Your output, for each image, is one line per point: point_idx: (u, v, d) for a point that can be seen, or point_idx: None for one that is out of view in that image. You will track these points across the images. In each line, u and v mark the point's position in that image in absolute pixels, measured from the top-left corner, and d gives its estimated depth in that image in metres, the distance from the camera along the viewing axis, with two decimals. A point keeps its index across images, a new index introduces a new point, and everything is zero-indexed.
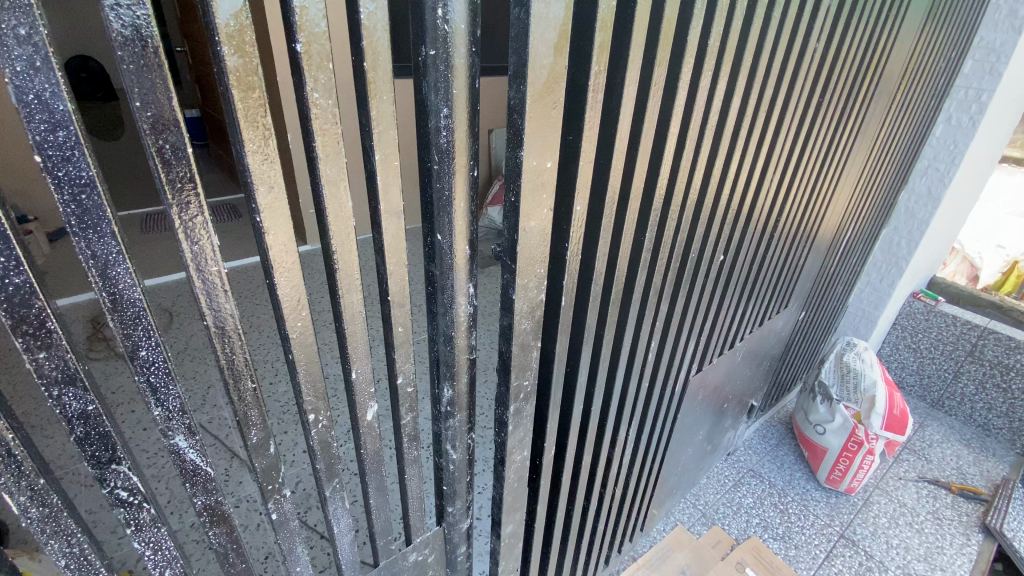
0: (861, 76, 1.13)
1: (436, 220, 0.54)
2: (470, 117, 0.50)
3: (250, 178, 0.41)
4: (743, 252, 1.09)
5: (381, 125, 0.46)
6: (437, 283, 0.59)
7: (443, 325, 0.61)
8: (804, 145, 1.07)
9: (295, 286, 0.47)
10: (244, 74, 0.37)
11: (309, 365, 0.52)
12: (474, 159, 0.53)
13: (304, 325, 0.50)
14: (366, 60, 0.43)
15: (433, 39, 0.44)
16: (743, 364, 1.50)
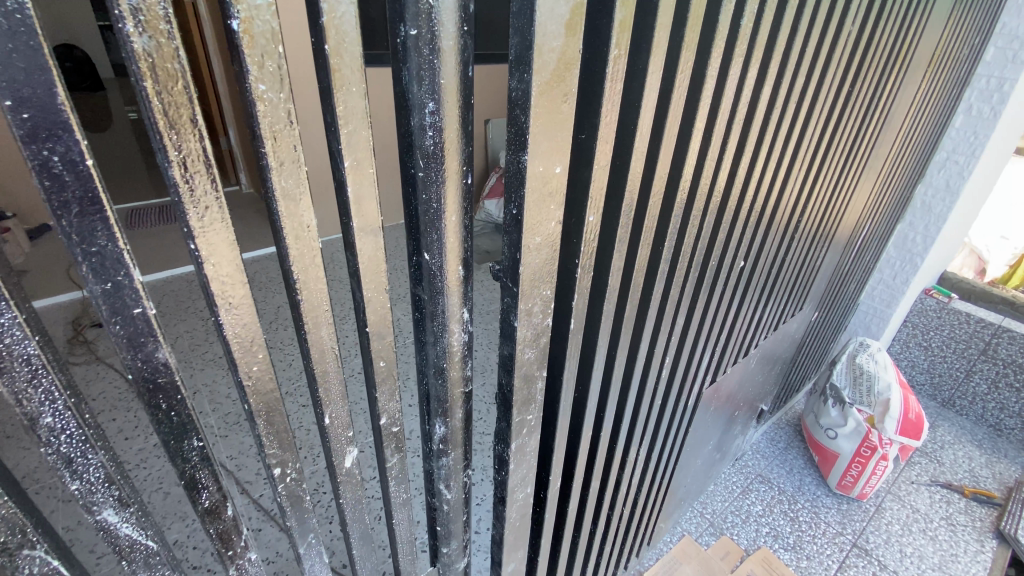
0: (891, 62, 1.04)
1: (423, 238, 0.45)
2: (462, 112, 0.41)
3: (179, 198, 0.32)
4: (763, 255, 1.00)
5: (349, 123, 0.37)
6: (425, 308, 0.50)
7: (433, 356, 0.52)
8: (832, 138, 0.98)
9: (245, 323, 0.39)
10: (160, 60, 0.28)
11: (272, 411, 0.44)
12: (468, 164, 0.44)
13: (262, 369, 0.41)
14: (328, 42, 0.33)
15: (414, 16, 0.35)
16: (756, 370, 1.43)
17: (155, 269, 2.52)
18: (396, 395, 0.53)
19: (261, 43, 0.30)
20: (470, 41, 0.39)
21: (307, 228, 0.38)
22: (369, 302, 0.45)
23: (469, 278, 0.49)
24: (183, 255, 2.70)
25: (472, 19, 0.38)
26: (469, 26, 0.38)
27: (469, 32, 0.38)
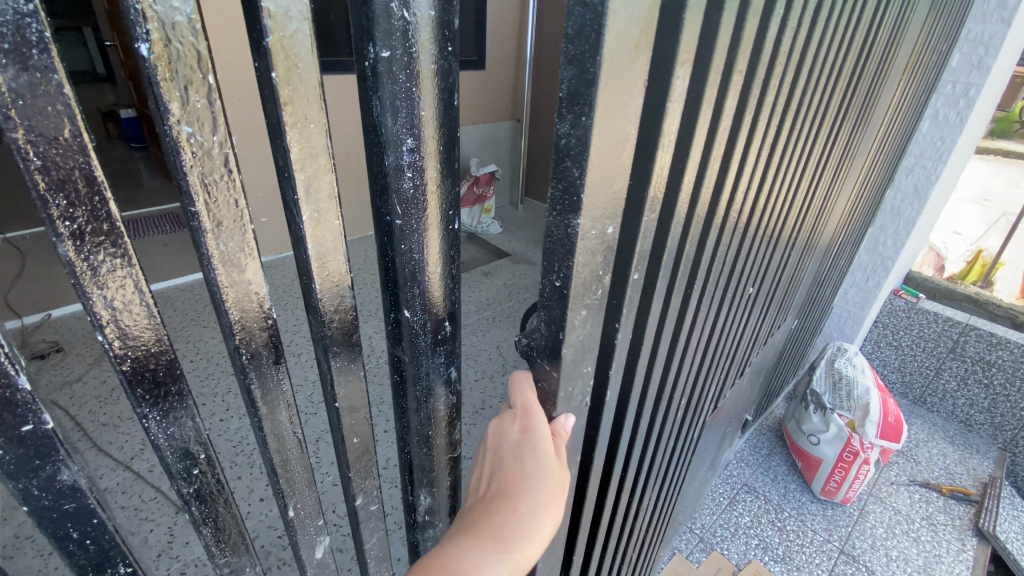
0: (875, 70, 1.03)
1: (402, 292, 0.38)
2: (446, 147, 0.34)
3: (82, 284, 0.25)
4: (769, 275, 0.97)
5: (306, 167, 0.29)
6: (405, 371, 0.42)
7: (416, 424, 0.45)
8: (823, 150, 0.96)
9: (177, 415, 0.33)
10: (38, 110, 0.21)
11: (217, 512, 0.38)
12: (453, 204, 0.37)
13: (202, 467, 0.36)
14: (277, 71, 0.26)
15: (384, 32, 0.28)
16: (748, 382, 1.40)
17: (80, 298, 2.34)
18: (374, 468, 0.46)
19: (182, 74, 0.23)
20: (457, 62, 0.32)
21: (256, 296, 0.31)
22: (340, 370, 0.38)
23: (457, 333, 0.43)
24: None
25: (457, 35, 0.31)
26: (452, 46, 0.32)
27: (452, 52, 0.31)
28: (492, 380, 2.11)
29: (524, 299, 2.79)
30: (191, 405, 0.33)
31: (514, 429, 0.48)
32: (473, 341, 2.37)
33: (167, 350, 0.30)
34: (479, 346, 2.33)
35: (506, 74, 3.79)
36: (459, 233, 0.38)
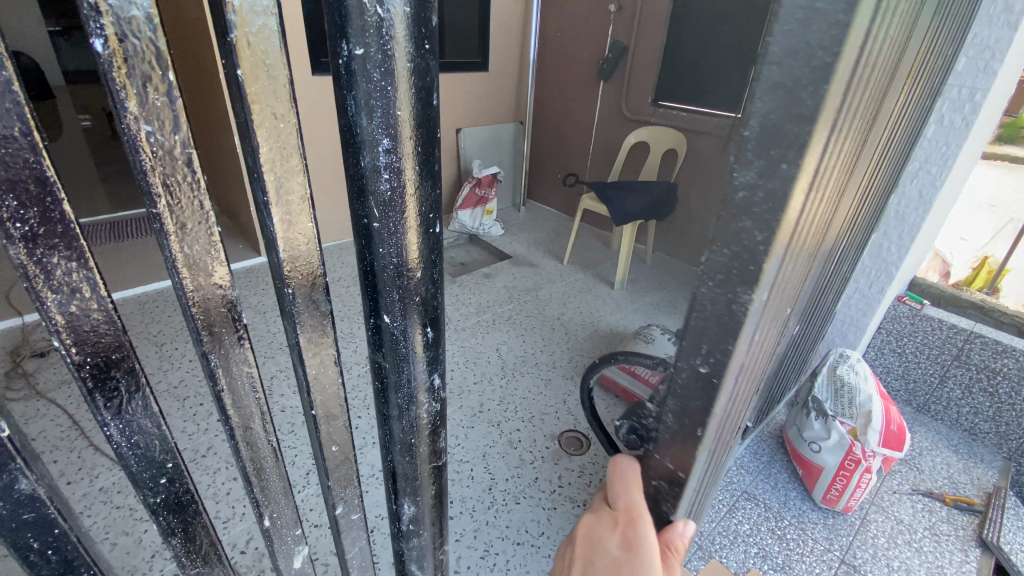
0: None
1: (380, 297, 0.37)
2: (425, 148, 0.33)
3: (53, 305, 0.34)
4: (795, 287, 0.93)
5: (276, 169, 0.29)
6: (387, 378, 0.41)
7: (398, 433, 0.44)
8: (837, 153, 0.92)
9: (141, 407, 0.41)
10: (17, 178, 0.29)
11: (183, 497, 0.46)
12: (432, 209, 0.36)
13: (165, 454, 0.43)
14: (242, 72, 0.26)
15: (359, 29, 0.27)
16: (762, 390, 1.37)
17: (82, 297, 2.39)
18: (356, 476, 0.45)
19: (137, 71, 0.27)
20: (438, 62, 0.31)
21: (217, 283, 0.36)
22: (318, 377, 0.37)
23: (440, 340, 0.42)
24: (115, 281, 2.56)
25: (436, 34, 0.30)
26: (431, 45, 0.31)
27: (430, 52, 0.30)
28: (491, 383, 2.10)
29: (524, 301, 2.79)
30: (148, 401, 0.41)
31: (616, 542, 0.51)
32: (472, 343, 2.36)
33: (124, 354, 0.38)
34: (479, 348, 2.32)
35: (508, 75, 3.79)
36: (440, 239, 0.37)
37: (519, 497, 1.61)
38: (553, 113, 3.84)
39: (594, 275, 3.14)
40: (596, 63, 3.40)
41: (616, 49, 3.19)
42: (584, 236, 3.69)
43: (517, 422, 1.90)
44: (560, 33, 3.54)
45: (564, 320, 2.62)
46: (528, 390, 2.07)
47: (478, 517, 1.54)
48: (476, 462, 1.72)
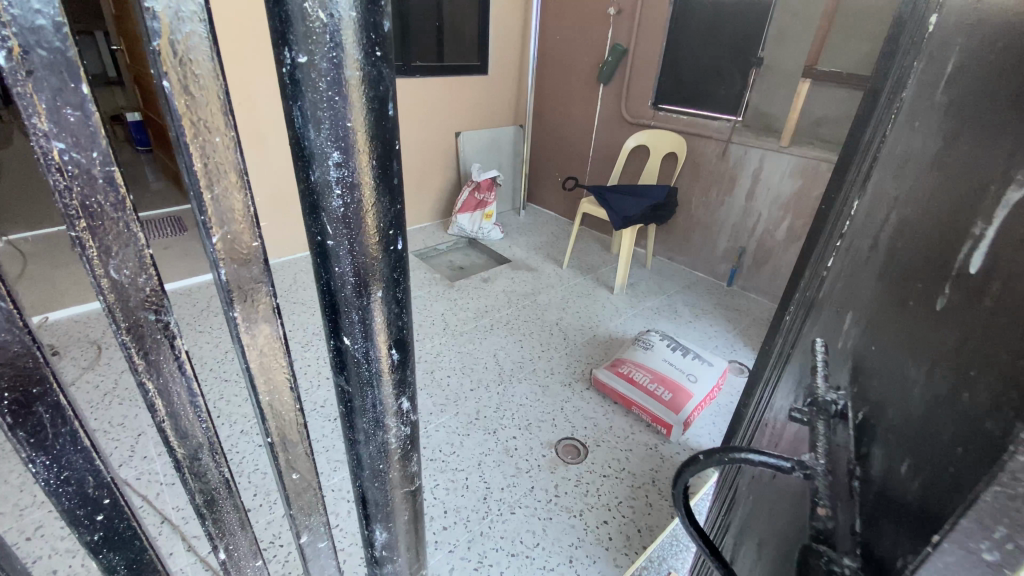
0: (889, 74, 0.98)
1: (340, 318, 0.34)
2: (383, 162, 0.31)
3: None
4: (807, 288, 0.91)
5: (212, 174, 0.34)
6: (352, 402, 0.39)
7: (366, 459, 0.42)
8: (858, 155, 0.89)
9: (71, 438, 0.43)
10: None
11: (121, 529, 0.49)
12: (393, 225, 0.33)
13: (98, 487, 0.46)
14: (169, 82, 0.30)
15: (302, 36, 0.25)
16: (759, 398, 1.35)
17: (77, 302, 2.38)
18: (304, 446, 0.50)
19: (47, 83, 0.30)
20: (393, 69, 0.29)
21: (148, 300, 0.40)
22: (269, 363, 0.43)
23: (407, 359, 0.40)
24: None
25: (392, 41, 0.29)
26: (385, 53, 0.29)
27: (383, 58, 0.28)
28: (488, 390, 2.07)
29: (522, 305, 2.76)
30: (77, 433, 0.44)
31: None
32: (470, 349, 2.33)
33: (46, 392, 0.40)
34: (476, 354, 2.30)
35: (508, 78, 3.77)
36: (404, 257, 0.35)
37: (515, 506, 1.59)
38: (553, 116, 3.82)
39: (593, 279, 3.12)
40: (596, 66, 3.37)
41: (615, 52, 3.16)
42: (584, 240, 3.67)
43: (514, 429, 1.88)
44: (561, 36, 3.52)
45: (563, 325, 2.59)
46: (526, 396, 2.05)
47: (473, 527, 1.52)
48: (471, 470, 1.70)
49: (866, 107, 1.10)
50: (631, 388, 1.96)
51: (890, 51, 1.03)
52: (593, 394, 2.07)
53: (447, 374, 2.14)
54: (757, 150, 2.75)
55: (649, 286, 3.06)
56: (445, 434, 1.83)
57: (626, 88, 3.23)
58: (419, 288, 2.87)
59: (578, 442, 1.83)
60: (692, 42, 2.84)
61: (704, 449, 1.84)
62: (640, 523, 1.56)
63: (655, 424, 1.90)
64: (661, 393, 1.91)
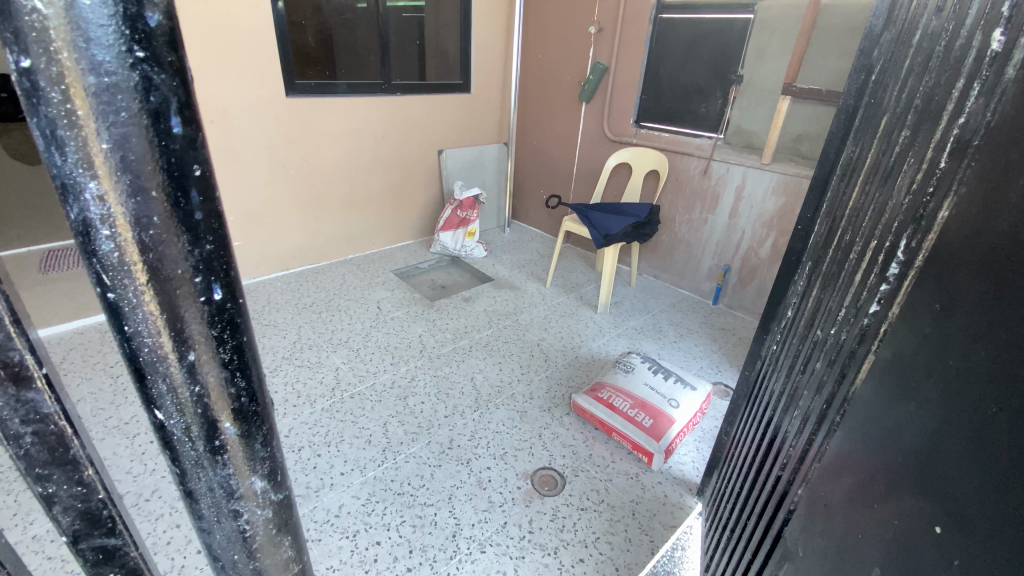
0: (873, 89, 0.93)
1: (148, 388, 0.32)
2: (171, 188, 0.27)
3: None
4: (826, 323, 0.84)
5: None
6: (187, 482, 0.36)
7: (219, 541, 0.39)
8: (869, 176, 0.83)
9: None
10: None
11: None
12: (206, 270, 0.30)
13: None
14: None
15: (30, 39, 0.22)
16: (754, 428, 1.26)
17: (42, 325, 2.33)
18: (126, 524, 0.45)
19: None
20: (180, 70, 0.26)
21: None
22: (30, 453, 0.38)
23: (259, 418, 0.36)
24: (75, 308, 2.49)
25: (172, 40, 0.25)
26: (165, 63, 0.25)
27: (150, 59, 0.25)
28: (463, 417, 1.98)
29: (503, 326, 2.69)
30: None
31: None
32: (446, 373, 2.25)
33: None
34: (452, 378, 2.21)
35: (492, 95, 3.76)
36: (231, 306, 0.32)
37: (485, 544, 1.49)
38: (538, 134, 3.81)
39: (576, 298, 3.07)
40: (578, 84, 3.37)
41: (597, 70, 3.15)
42: (569, 258, 3.62)
43: (488, 459, 1.79)
44: (544, 55, 3.52)
45: (544, 346, 2.52)
46: (502, 423, 1.96)
47: (439, 569, 1.42)
48: (441, 505, 1.61)
49: (841, 124, 1.06)
50: (611, 414, 1.86)
51: (865, 66, 0.98)
52: (573, 419, 1.99)
53: (421, 401, 2.05)
54: (739, 168, 2.73)
55: (634, 304, 3.01)
56: (415, 464, 1.75)
57: (608, 105, 3.22)
58: (397, 308, 2.79)
59: (556, 472, 1.75)
60: (674, 60, 2.84)
61: (689, 478, 1.76)
62: (618, 561, 1.47)
63: (636, 452, 1.82)
64: (642, 419, 1.82)
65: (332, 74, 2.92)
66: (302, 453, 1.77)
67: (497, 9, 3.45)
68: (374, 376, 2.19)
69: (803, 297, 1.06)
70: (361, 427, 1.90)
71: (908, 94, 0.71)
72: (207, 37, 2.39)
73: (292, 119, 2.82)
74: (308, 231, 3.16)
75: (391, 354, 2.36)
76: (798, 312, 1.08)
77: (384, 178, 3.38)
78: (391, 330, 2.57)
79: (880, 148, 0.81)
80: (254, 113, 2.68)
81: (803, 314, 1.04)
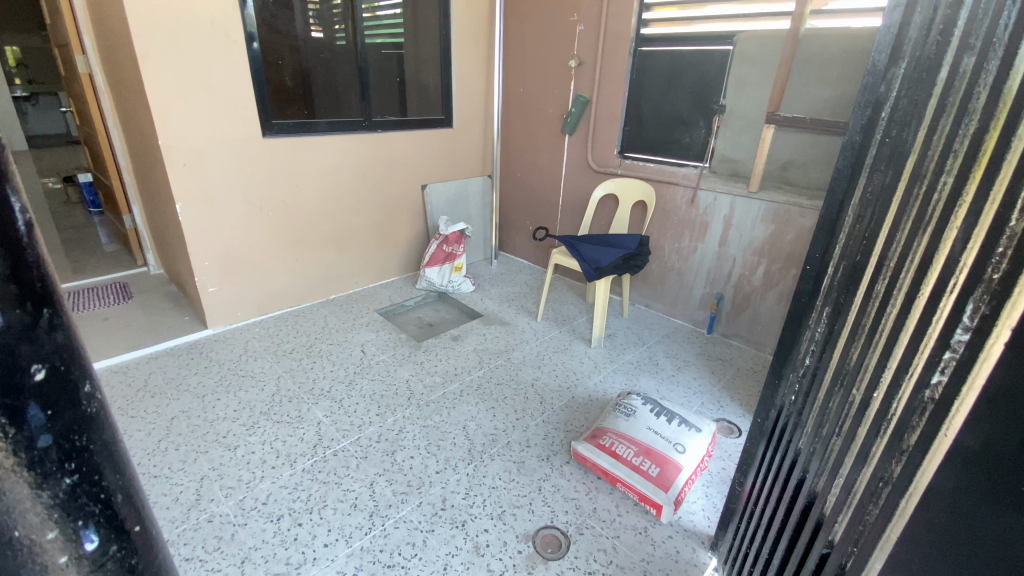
0: (890, 129, 0.88)
1: None
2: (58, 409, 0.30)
3: None
4: (875, 386, 0.79)
5: None
6: None
7: None
8: (894, 228, 0.81)
9: None
10: None
11: None
12: (78, 455, 0.33)
13: None
14: None
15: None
16: (775, 483, 1.17)
17: None
18: None
19: None
20: (46, 285, 0.30)
21: None
22: None
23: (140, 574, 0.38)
24: None
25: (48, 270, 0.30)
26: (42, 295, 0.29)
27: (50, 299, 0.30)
28: (456, 472, 1.85)
29: (495, 366, 2.58)
30: None
31: None
32: (436, 422, 2.12)
33: None
34: (443, 428, 2.08)
35: (475, 129, 3.74)
36: (95, 478, 0.34)
37: None
38: (522, 166, 3.78)
39: (569, 331, 2.98)
40: (560, 116, 3.36)
41: (579, 103, 3.15)
42: (559, 289, 3.55)
43: (484, 521, 1.65)
44: (525, 88, 3.53)
45: (539, 386, 2.41)
46: (499, 476, 1.83)
47: None
48: None
49: (847, 161, 1.00)
50: (615, 463, 1.75)
51: (873, 103, 0.93)
52: (574, 468, 1.88)
53: (409, 456, 1.91)
54: (727, 197, 2.71)
55: (628, 336, 2.93)
56: (405, 531, 1.61)
57: (592, 137, 3.21)
58: (383, 351, 2.67)
59: (559, 532, 1.62)
60: (655, 92, 2.84)
61: (700, 530, 1.65)
62: None
63: (643, 504, 1.70)
64: (647, 468, 1.71)
65: (311, 113, 2.88)
66: (282, 523, 1.62)
67: (476, 45, 3.47)
68: (359, 430, 2.05)
69: (829, 346, 0.99)
70: (345, 489, 1.76)
71: (958, 140, 0.67)
72: (180, 80, 2.33)
73: (270, 160, 2.74)
74: (288, 272, 3.04)
75: (377, 403, 2.22)
76: (823, 362, 1.01)
77: (367, 215, 3.29)
78: (377, 376, 2.44)
79: (910, 192, 0.77)
80: (231, 155, 2.59)
81: (832, 366, 0.97)
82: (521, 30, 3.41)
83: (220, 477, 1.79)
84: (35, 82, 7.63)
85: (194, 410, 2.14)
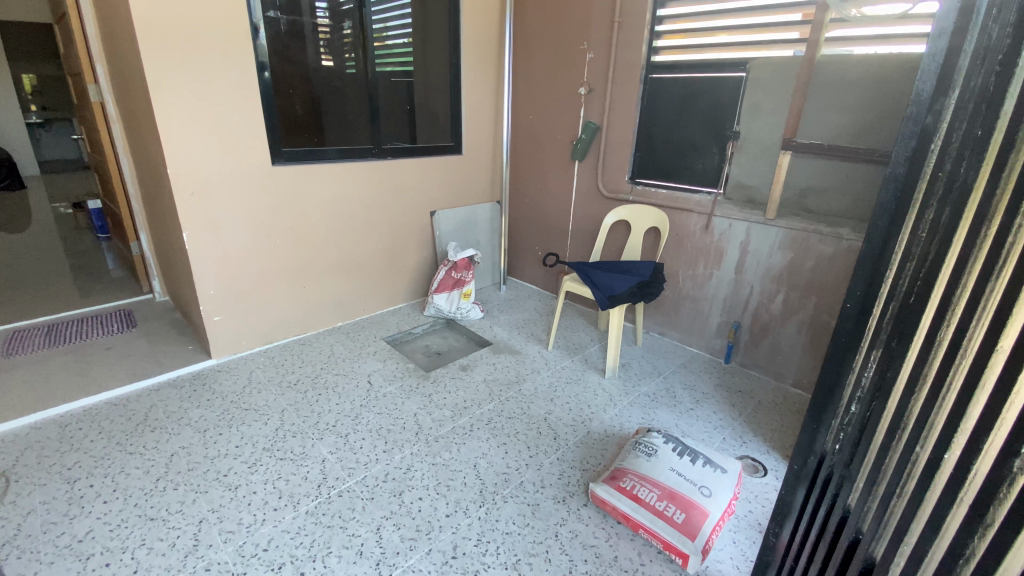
0: (944, 161, 0.80)
1: None
2: None
3: None
4: (948, 447, 0.71)
5: None
6: None
7: None
8: (960, 271, 0.73)
9: None
10: None
11: None
12: None
13: None
14: None
15: None
16: (822, 540, 1.06)
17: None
18: None
19: None
20: None
21: None
22: None
23: None
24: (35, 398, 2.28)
25: None
26: None
27: None
28: (467, 515, 1.75)
29: (506, 398, 2.49)
30: None
31: None
32: (445, 460, 2.02)
33: None
34: (453, 466, 1.98)
35: (484, 155, 3.72)
36: None
37: None
38: (531, 191, 3.76)
39: (581, 360, 2.89)
40: (569, 142, 3.34)
41: (589, 130, 3.13)
42: (570, 315, 3.49)
43: (498, 571, 1.55)
44: (535, 115, 3.52)
45: (551, 420, 2.32)
46: (512, 521, 1.73)
47: None
48: None
49: (890, 194, 0.91)
50: (636, 508, 1.65)
51: (919, 133, 0.84)
52: (592, 512, 1.77)
53: (418, 497, 1.82)
54: (742, 223, 2.66)
55: (643, 366, 2.84)
56: None
57: (602, 162, 3.18)
58: (390, 383, 2.59)
59: None
60: (665, 117, 2.82)
61: None
62: None
63: (667, 552, 1.59)
64: (672, 513, 1.60)
65: (320, 141, 2.88)
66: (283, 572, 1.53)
67: (485, 73, 3.47)
68: (365, 469, 1.96)
69: (881, 395, 0.91)
70: (351, 534, 1.66)
71: None
72: (189, 111, 2.32)
73: (277, 188, 2.71)
74: (294, 300, 2.98)
75: (384, 439, 2.14)
76: (875, 412, 0.92)
77: (375, 241, 3.26)
78: (384, 409, 2.35)
79: (978, 234, 0.70)
80: (239, 183, 2.57)
81: (886, 418, 0.89)
82: (529, 58, 3.42)
83: (219, 520, 1.70)
84: (49, 109, 7.81)
85: (195, 446, 2.05)
